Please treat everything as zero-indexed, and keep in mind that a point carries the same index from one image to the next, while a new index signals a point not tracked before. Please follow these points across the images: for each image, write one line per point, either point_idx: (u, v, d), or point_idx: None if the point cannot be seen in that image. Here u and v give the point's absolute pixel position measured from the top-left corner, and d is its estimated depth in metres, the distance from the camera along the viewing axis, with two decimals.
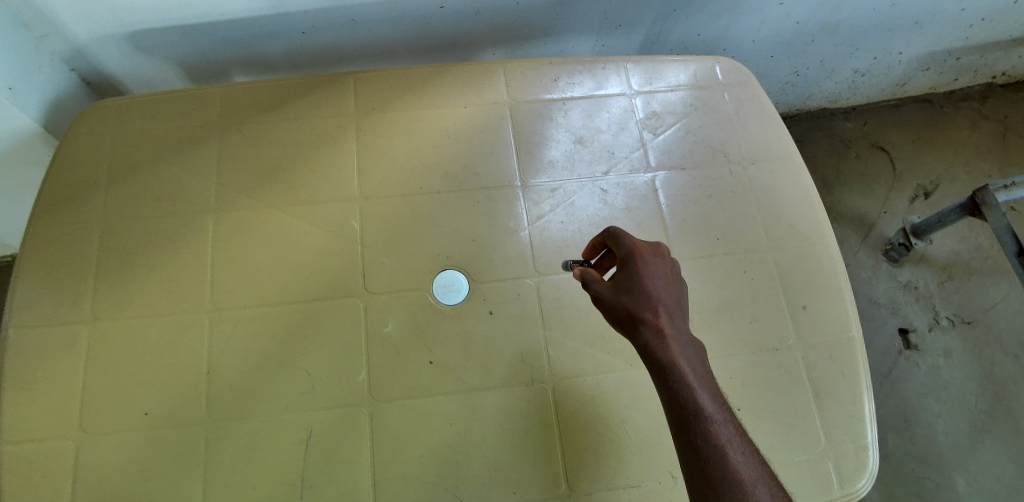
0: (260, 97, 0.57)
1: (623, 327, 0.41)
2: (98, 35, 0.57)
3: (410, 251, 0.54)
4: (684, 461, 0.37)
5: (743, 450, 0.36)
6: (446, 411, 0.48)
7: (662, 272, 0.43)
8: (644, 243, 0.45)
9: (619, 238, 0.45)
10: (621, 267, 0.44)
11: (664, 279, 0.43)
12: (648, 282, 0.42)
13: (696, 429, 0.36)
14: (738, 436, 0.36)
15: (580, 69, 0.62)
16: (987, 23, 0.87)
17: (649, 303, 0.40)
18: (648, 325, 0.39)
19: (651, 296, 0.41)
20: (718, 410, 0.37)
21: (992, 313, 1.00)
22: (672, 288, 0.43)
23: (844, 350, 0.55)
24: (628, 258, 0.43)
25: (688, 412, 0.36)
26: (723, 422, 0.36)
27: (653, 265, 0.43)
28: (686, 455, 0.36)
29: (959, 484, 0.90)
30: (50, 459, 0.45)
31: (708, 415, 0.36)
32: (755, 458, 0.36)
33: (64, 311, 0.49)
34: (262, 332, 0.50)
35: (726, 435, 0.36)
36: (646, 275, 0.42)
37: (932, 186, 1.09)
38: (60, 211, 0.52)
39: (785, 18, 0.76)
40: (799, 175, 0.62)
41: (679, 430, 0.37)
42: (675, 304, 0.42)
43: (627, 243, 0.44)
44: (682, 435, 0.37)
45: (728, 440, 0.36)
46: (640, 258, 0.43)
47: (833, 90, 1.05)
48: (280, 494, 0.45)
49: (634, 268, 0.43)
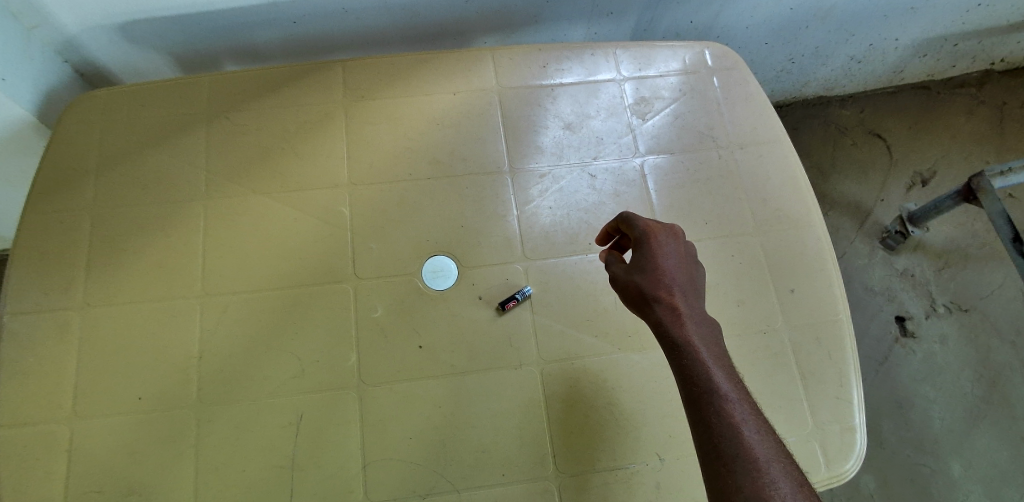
0: (248, 86, 0.58)
1: (636, 306, 0.42)
2: (87, 27, 0.57)
3: (397, 238, 0.54)
4: (697, 439, 0.37)
5: (758, 429, 0.36)
6: (434, 396, 0.49)
7: (675, 252, 0.43)
8: (657, 224, 0.45)
9: (631, 221, 0.46)
10: (635, 248, 0.44)
11: (677, 259, 0.43)
12: (661, 261, 0.42)
13: (710, 407, 0.36)
14: (752, 415, 0.36)
15: (569, 56, 0.62)
16: (983, 7, 0.87)
17: (662, 281, 0.41)
18: (662, 304, 0.40)
19: (665, 275, 0.42)
20: (732, 388, 0.37)
21: (989, 300, 1.00)
22: (685, 268, 0.43)
23: (831, 333, 0.55)
24: (642, 239, 0.44)
25: (701, 390, 0.37)
26: (737, 401, 0.37)
27: (667, 245, 0.44)
28: (699, 433, 0.36)
29: (954, 469, 0.90)
30: (43, 445, 0.46)
31: (722, 393, 0.37)
32: (770, 438, 0.36)
33: (57, 297, 0.50)
34: (249, 317, 0.50)
35: (740, 413, 0.36)
36: (659, 255, 0.43)
37: (930, 172, 1.08)
38: (52, 199, 0.53)
39: (778, 4, 0.75)
40: (787, 159, 0.62)
41: (691, 406, 0.37)
42: (688, 284, 0.42)
43: (640, 224, 0.45)
44: (694, 413, 0.37)
45: (743, 419, 0.36)
46: (653, 238, 0.44)
47: (829, 77, 1.04)
48: (269, 475, 0.46)
49: (647, 248, 0.43)
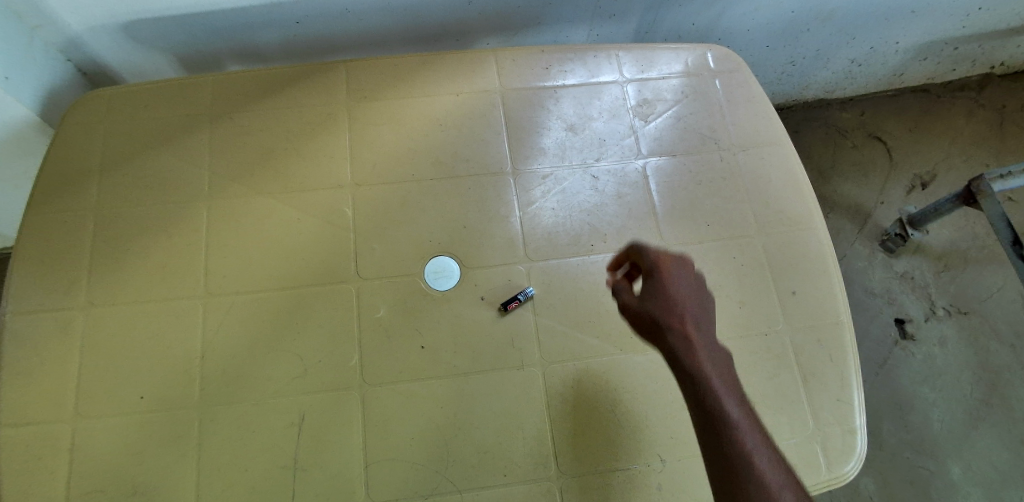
0: (252, 85, 0.58)
1: (647, 334, 0.42)
2: (91, 26, 0.57)
3: (399, 238, 0.54)
4: (710, 469, 0.37)
5: (770, 459, 0.36)
6: (436, 396, 0.49)
7: (685, 279, 0.43)
8: (667, 253, 0.45)
9: (642, 249, 0.45)
10: (646, 276, 0.44)
11: (688, 286, 0.43)
12: (672, 288, 0.42)
13: (723, 436, 0.36)
14: (765, 444, 0.36)
15: (571, 58, 0.63)
16: (983, 11, 0.87)
17: (673, 310, 0.41)
18: (674, 332, 0.40)
19: (676, 303, 0.41)
20: (743, 417, 0.37)
21: (988, 302, 1.00)
22: (696, 296, 0.43)
23: (832, 334, 0.55)
24: (652, 268, 0.44)
25: (714, 420, 0.37)
26: (749, 432, 0.36)
27: (678, 273, 0.43)
28: (712, 464, 0.36)
29: (954, 471, 0.90)
30: (44, 446, 0.45)
31: (734, 422, 0.37)
32: (783, 468, 0.36)
33: (59, 297, 0.50)
34: (252, 317, 0.50)
35: (752, 444, 0.36)
36: (670, 285, 0.42)
37: (929, 175, 1.09)
38: (55, 199, 0.53)
39: (780, 7, 0.76)
40: (789, 161, 0.62)
41: (704, 436, 0.37)
42: (700, 312, 0.42)
43: (651, 253, 0.45)
44: (707, 442, 0.37)
45: (755, 449, 0.36)
46: (664, 266, 0.43)
47: (829, 80, 1.04)
48: (270, 476, 0.46)
49: (658, 275, 0.43)
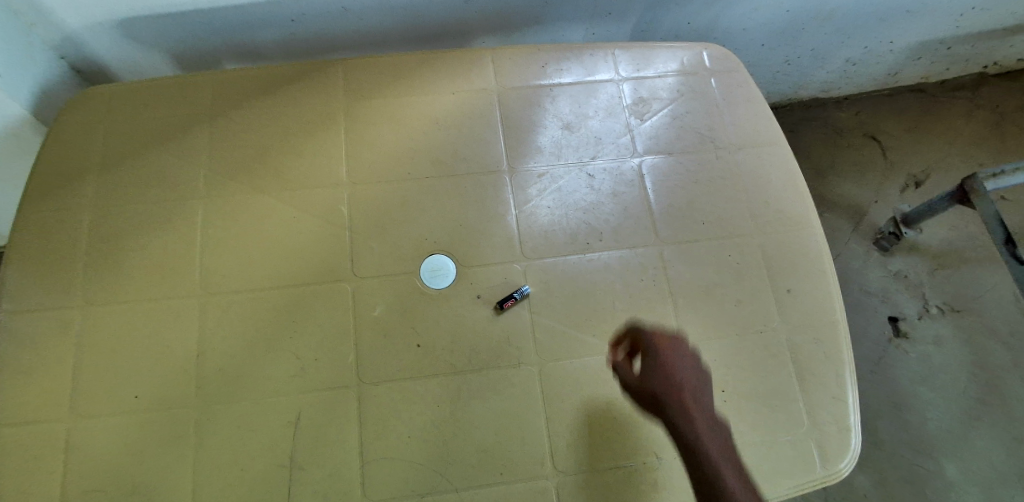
0: (249, 84, 0.58)
1: (649, 411, 0.42)
2: (87, 24, 0.57)
3: (398, 237, 0.54)
4: None
5: None
6: (434, 395, 0.49)
7: (683, 352, 0.44)
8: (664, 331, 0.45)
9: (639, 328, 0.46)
10: (645, 352, 0.44)
11: (686, 359, 0.43)
12: (672, 363, 0.42)
13: None
14: None
15: (568, 57, 0.63)
16: (978, 12, 0.88)
17: (674, 386, 0.41)
18: (676, 410, 0.40)
19: (677, 379, 0.41)
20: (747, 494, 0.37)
21: (983, 301, 1.01)
22: (695, 369, 0.43)
23: (829, 332, 0.55)
24: (651, 344, 0.44)
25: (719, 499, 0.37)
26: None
27: (676, 346, 0.44)
28: None
29: (950, 469, 0.91)
30: (42, 445, 0.45)
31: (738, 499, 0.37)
32: None
33: (55, 296, 0.50)
34: (249, 316, 0.50)
35: None
36: (670, 361, 0.42)
37: (925, 175, 1.09)
38: (51, 198, 0.53)
39: (776, 6, 0.76)
40: (785, 160, 0.63)
41: None
42: (699, 386, 0.42)
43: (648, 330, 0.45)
44: None
45: None
46: (662, 341, 0.44)
47: (826, 80, 1.05)
48: (268, 475, 0.46)
49: (657, 351, 0.43)
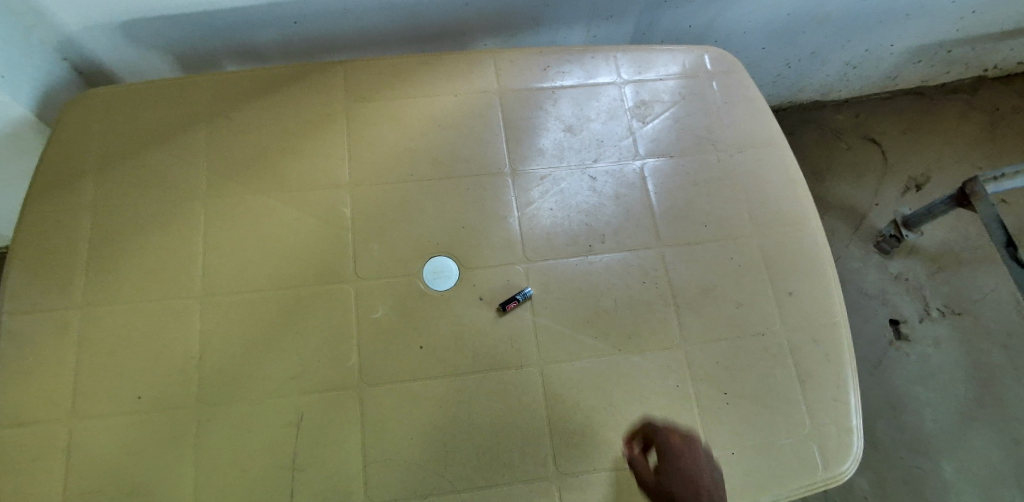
0: (251, 85, 0.58)
1: None
2: (88, 25, 0.57)
3: (398, 238, 0.54)
4: None
5: None
6: (435, 396, 0.49)
7: (699, 455, 0.48)
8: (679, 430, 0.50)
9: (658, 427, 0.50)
10: (664, 453, 0.48)
11: (703, 462, 0.48)
12: (691, 468, 0.47)
13: None
14: None
15: (569, 59, 0.63)
16: (976, 15, 0.88)
17: (693, 491, 0.46)
18: None
19: (696, 483, 0.46)
20: None
21: (981, 303, 1.01)
22: (710, 470, 0.48)
23: (829, 334, 0.55)
24: (670, 447, 0.48)
25: None
26: None
27: (693, 450, 0.48)
28: None
29: (948, 471, 0.91)
30: (41, 445, 0.45)
31: None
32: None
33: (55, 296, 0.50)
34: (250, 316, 0.50)
35: None
36: (689, 465, 0.47)
37: (924, 177, 1.09)
38: (51, 198, 0.53)
39: (775, 8, 0.76)
40: (785, 161, 0.63)
41: None
42: (713, 488, 0.47)
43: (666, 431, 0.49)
44: None
45: None
46: (680, 444, 0.48)
47: (825, 82, 1.05)
48: (269, 476, 0.46)
49: (677, 455, 0.48)
